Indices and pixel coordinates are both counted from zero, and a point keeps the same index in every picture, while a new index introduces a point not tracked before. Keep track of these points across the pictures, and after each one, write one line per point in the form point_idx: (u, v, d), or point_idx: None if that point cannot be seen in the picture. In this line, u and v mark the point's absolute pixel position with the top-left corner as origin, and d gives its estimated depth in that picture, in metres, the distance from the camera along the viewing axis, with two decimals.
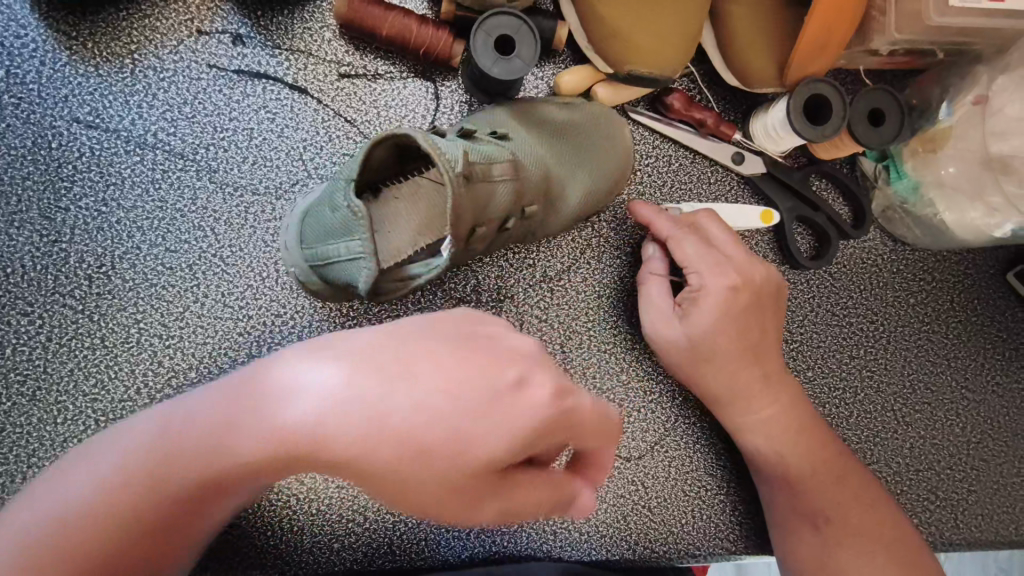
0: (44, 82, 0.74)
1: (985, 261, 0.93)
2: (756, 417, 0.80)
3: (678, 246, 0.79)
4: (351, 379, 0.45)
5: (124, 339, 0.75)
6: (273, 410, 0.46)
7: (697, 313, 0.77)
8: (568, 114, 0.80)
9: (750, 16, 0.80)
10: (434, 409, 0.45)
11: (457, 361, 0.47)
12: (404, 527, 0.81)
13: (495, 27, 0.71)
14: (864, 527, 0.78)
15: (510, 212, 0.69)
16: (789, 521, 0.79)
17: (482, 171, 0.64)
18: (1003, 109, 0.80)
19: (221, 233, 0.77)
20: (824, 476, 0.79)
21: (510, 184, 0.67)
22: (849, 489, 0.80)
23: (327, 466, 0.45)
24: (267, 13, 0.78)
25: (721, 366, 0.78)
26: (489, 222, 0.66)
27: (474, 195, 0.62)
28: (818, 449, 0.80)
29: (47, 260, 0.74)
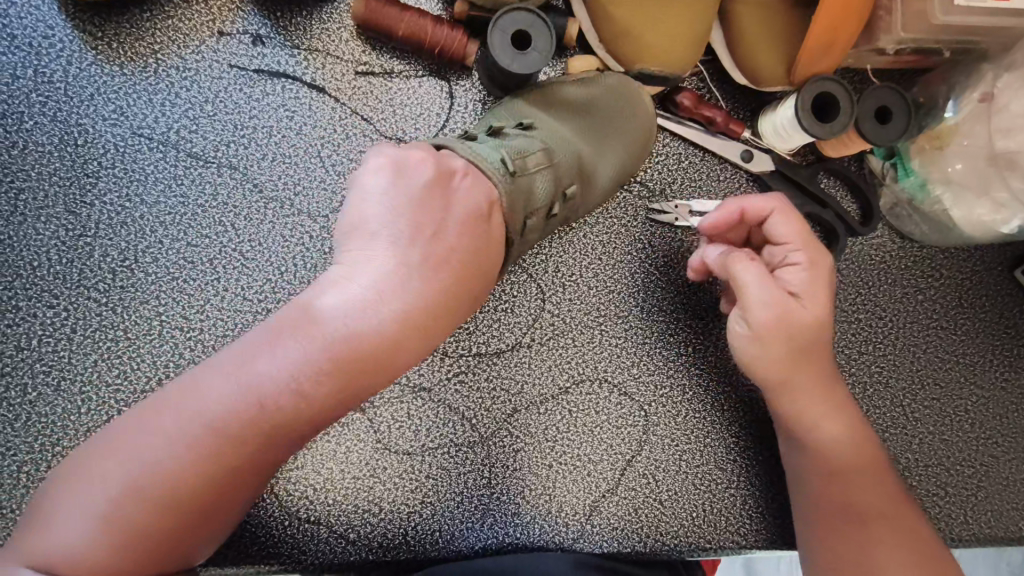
0: (71, 81, 0.76)
1: (992, 258, 0.94)
2: (823, 403, 0.76)
3: (783, 228, 0.74)
4: (178, 417, 0.49)
5: (145, 331, 0.77)
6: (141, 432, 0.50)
7: (794, 309, 0.71)
8: (581, 96, 0.80)
9: (756, 14, 0.81)
10: (351, 312, 0.52)
11: (286, 331, 0.51)
12: (419, 519, 0.83)
13: (510, 23, 0.73)
14: (909, 524, 0.73)
15: (552, 197, 0.71)
16: (816, 522, 0.75)
17: (518, 168, 0.67)
18: (1009, 105, 0.80)
19: (241, 228, 0.79)
20: (869, 469, 0.75)
21: (543, 170, 0.70)
22: (888, 486, 0.75)
23: (299, 413, 0.51)
24: (286, 15, 0.80)
25: (804, 346, 0.73)
26: (537, 212, 0.69)
27: (520, 190, 0.66)
28: (862, 441, 0.77)
29: (72, 254, 0.76)
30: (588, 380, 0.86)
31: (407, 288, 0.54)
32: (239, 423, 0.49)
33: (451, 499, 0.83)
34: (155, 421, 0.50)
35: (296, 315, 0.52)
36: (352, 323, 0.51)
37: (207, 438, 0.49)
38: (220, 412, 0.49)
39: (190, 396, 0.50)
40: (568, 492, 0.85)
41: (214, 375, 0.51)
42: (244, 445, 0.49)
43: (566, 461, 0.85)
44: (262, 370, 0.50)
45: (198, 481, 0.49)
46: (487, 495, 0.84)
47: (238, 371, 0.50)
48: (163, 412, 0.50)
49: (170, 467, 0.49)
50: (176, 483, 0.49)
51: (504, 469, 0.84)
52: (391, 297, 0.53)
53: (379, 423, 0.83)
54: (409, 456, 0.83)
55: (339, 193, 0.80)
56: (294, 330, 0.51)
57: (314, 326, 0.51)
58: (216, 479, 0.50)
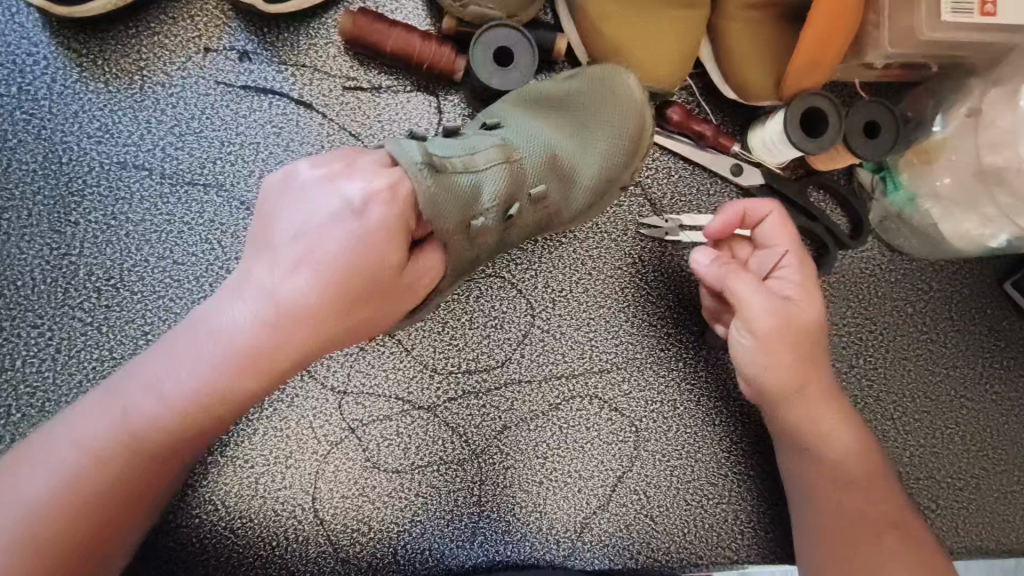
0: (55, 98, 0.76)
1: (981, 270, 0.94)
2: (834, 409, 0.77)
3: (780, 230, 0.77)
4: (101, 417, 0.55)
5: (131, 350, 0.76)
6: (70, 429, 0.56)
7: (802, 311, 0.73)
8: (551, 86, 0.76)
9: (745, 28, 0.81)
10: (257, 314, 0.54)
11: (193, 337, 0.55)
12: (408, 538, 0.82)
13: (494, 38, 0.75)
14: (915, 535, 0.75)
15: (512, 193, 0.66)
16: (822, 532, 0.76)
17: (469, 164, 0.62)
18: (996, 121, 0.79)
19: (228, 246, 0.78)
20: (872, 479, 0.77)
21: (500, 164, 0.64)
22: (888, 496, 0.77)
23: (202, 410, 0.55)
24: (274, 31, 0.79)
25: (815, 352, 0.75)
26: (488, 211, 0.63)
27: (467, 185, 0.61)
28: (864, 450, 0.78)
29: (57, 274, 0.75)
30: (578, 396, 0.86)
31: (302, 286, 0.54)
32: (159, 415, 0.55)
33: (441, 517, 0.83)
34: (82, 417, 0.56)
35: (208, 316, 0.56)
36: (253, 328, 0.54)
37: (123, 437, 0.55)
38: (136, 410, 0.55)
39: (107, 400, 0.55)
40: (558, 509, 0.85)
41: (134, 377, 0.56)
42: (159, 440, 0.55)
43: (557, 478, 0.85)
44: (178, 378, 0.54)
45: (117, 475, 0.55)
46: (478, 513, 0.83)
47: (156, 376, 0.55)
48: (92, 411, 0.55)
49: (88, 461, 0.55)
50: (103, 469, 0.55)
51: (494, 487, 0.84)
52: (291, 294, 0.54)
53: (369, 441, 0.82)
54: (398, 474, 0.82)
55: None
56: (205, 339, 0.55)
57: (222, 330, 0.54)
58: (145, 468, 0.56)
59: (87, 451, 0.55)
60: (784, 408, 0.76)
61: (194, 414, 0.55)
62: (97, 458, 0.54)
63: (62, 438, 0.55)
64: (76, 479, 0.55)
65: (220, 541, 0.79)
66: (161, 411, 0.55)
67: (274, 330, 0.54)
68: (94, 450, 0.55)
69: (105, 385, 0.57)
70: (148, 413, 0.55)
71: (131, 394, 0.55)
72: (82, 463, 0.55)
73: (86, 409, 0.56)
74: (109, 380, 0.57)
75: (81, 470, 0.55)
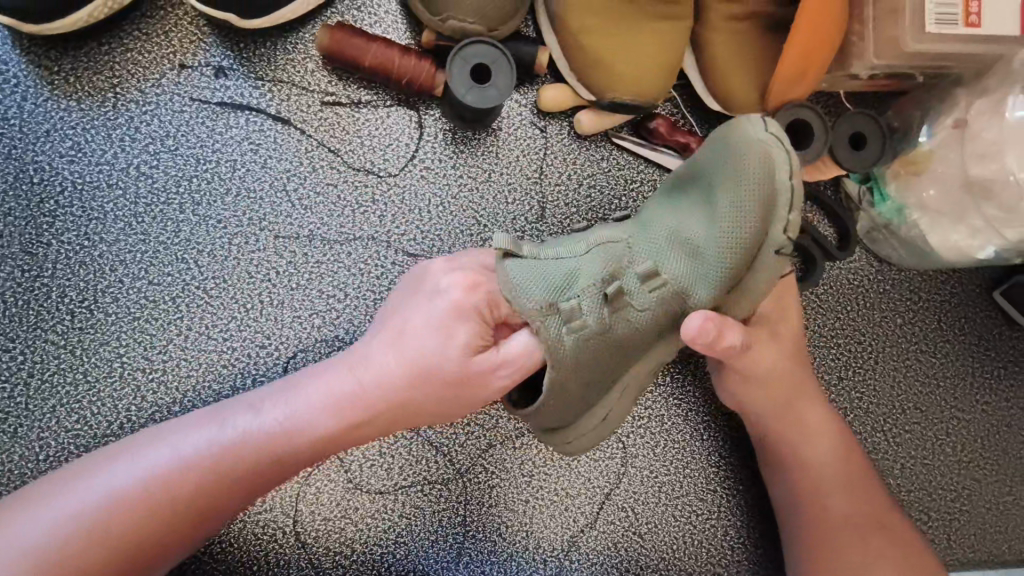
0: (27, 117, 0.74)
1: (970, 280, 0.94)
2: (818, 411, 0.79)
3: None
4: (158, 455, 0.59)
5: (106, 373, 0.75)
6: (121, 463, 0.59)
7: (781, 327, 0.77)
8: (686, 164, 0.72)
9: (729, 40, 0.80)
10: (335, 385, 0.62)
11: (273, 400, 0.62)
12: (392, 559, 0.81)
13: (473, 54, 0.73)
14: (899, 536, 0.76)
15: (611, 274, 0.65)
16: (811, 535, 0.77)
17: (561, 253, 0.66)
18: (982, 132, 0.78)
19: (205, 265, 0.77)
20: (857, 480, 0.78)
21: (602, 246, 0.67)
22: (873, 497, 0.78)
23: (267, 464, 0.61)
24: (250, 46, 0.78)
25: (792, 357, 0.77)
26: (586, 291, 0.64)
27: (584, 272, 0.65)
28: (849, 451, 0.80)
29: (28, 296, 0.74)
30: None
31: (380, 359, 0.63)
32: (218, 463, 0.59)
33: (425, 537, 0.81)
34: (136, 452, 0.60)
35: (292, 383, 0.64)
36: (328, 401, 0.62)
37: (175, 481, 0.58)
38: (198, 456, 0.59)
39: (171, 440, 0.60)
40: (545, 528, 0.83)
41: (201, 426, 0.61)
42: (212, 491, 0.59)
43: (543, 496, 0.84)
44: (247, 432, 0.60)
45: (159, 513, 0.58)
46: (462, 533, 0.82)
47: (227, 427, 0.61)
48: (151, 449, 0.60)
49: (138, 496, 0.57)
50: (144, 507, 0.57)
51: (479, 506, 0.82)
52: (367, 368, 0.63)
53: (351, 461, 0.81)
54: (381, 495, 0.81)
55: (306, 227, 0.79)
56: (276, 406, 0.62)
57: (299, 399, 0.62)
58: (182, 510, 0.58)
59: (137, 483, 0.58)
60: (768, 409, 0.78)
61: (250, 469, 0.60)
62: (136, 497, 0.57)
63: (115, 469, 0.59)
64: (116, 511, 0.57)
65: (199, 566, 0.78)
66: (222, 466, 0.59)
67: (344, 395, 0.62)
68: (142, 487, 0.58)
69: (173, 424, 0.62)
70: (208, 463, 0.59)
71: (196, 439, 0.60)
72: (129, 497, 0.57)
73: (145, 447, 0.60)
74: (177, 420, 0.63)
75: (122, 505, 0.57)
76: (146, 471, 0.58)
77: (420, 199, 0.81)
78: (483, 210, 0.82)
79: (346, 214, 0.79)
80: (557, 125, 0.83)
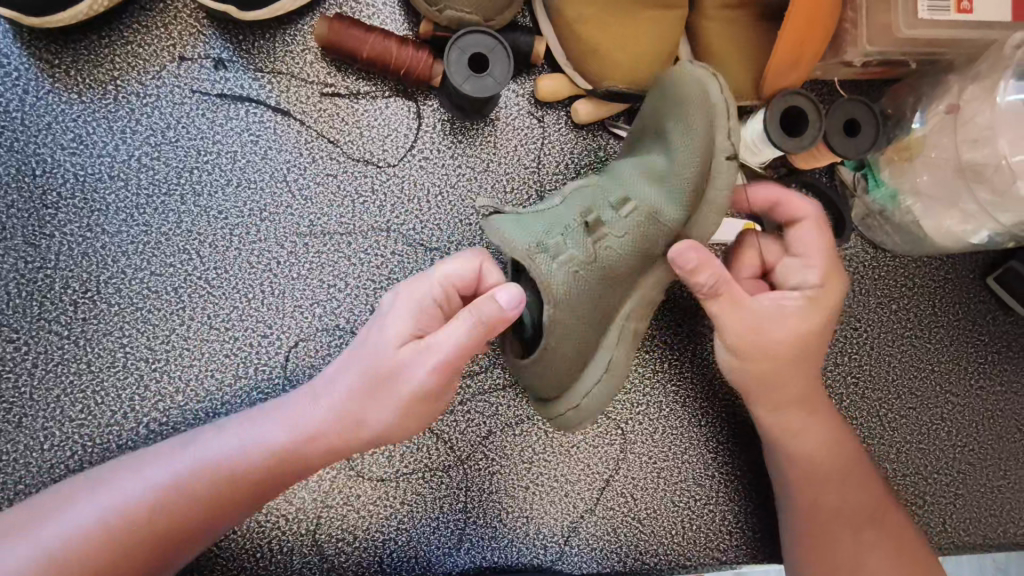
0: (28, 110, 0.75)
1: (965, 266, 0.94)
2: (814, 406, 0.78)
3: (816, 232, 0.74)
4: (121, 487, 0.63)
5: (109, 364, 0.75)
6: (85, 498, 0.62)
7: (812, 319, 0.73)
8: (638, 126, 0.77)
9: (724, 29, 0.81)
10: (288, 417, 0.66)
11: (225, 431, 0.67)
12: (394, 546, 0.82)
13: (470, 44, 0.73)
14: (891, 528, 0.77)
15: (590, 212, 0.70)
16: (804, 521, 0.78)
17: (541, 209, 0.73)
18: (975, 117, 0.79)
19: (206, 256, 0.77)
20: (854, 478, 0.78)
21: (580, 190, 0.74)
22: (870, 492, 0.78)
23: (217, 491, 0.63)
24: (248, 38, 0.79)
25: (808, 355, 0.75)
26: (570, 229, 0.69)
27: (560, 216, 0.71)
28: (846, 447, 0.79)
29: (32, 287, 0.75)
30: None
31: (308, 403, 0.66)
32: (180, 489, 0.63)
33: (427, 524, 0.82)
34: (96, 487, 0.63)
35: (247, 418, 0.68)
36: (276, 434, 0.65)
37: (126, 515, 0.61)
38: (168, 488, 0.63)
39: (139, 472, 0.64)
40: (545, 514, 0.84)
41: (160, 462, 0.65)
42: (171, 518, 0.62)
43: (544, 483, 0.85)
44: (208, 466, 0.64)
45: (116, 544, 0.60)
46: (464, 520, 0.83)
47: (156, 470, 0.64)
48: (113, 486, 0.63)
49: (96, 531, 0.60)
50: (95, 543, 0.59)
51: (481, 493, 0.83)
52: (276, 410, 0.67)
53: (353, 449, 0.81)
54: (383, 482, 0.82)
55: (307, 217, 0.79)
56: (238, 435, 0.66)
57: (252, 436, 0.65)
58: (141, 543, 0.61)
59: (107, 516, 0.60)
60: (770, 406, 0.77)
61: (207, 502, 0.63)
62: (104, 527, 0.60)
63: (75, 510, 0.61)
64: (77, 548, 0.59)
65: (203, 554, 0.79)
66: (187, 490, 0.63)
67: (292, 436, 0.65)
68: (103, 521, 0.60)
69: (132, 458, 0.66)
70: (179, 497, 0.63)
71: (153, 470, 0.64)
72: (101, 529, 0.60)
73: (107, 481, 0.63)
74: (138, 454, 0.67)
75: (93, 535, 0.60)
76: (105, 508, 0.61)
77: (419, 189, 0.82)
78: (481, 199, 0.83)
79: (345, 204, 0.80)
80: (554, 115, 0.84)
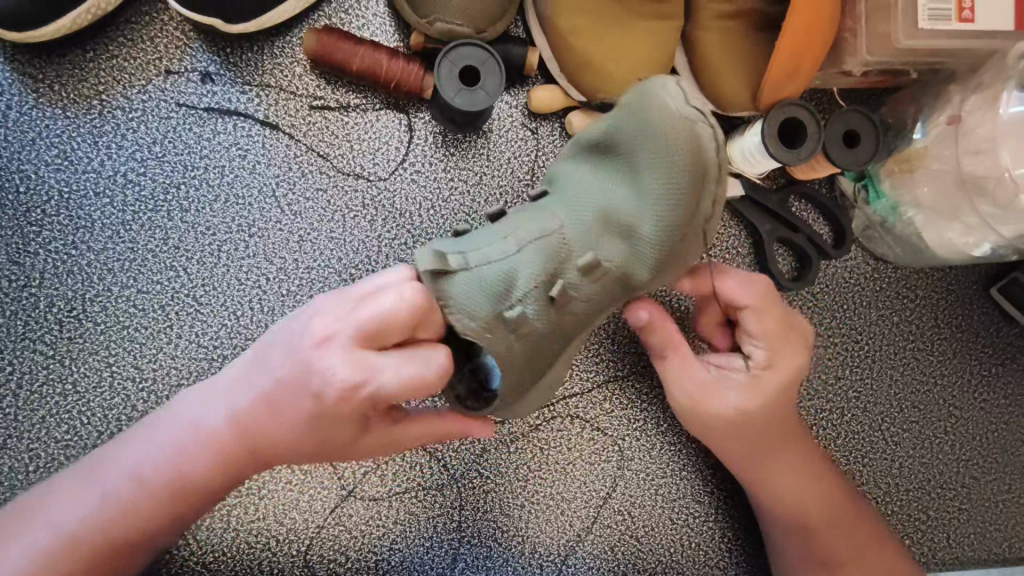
0: (11, 126, 0.74)
1: (968, 276, 0.93)
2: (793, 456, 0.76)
3: (757, 318, 0.71)
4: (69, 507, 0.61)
5: (96, 384, 0.74)
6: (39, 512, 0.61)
7: (766, 385, 0.72)
8: (609, 120, 0.64)
9: (721, 38, 0.79)
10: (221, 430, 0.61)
11: (160, 435, 0.63)
12: (388, 566, 0.80)
13: (462, 56, 0.72)
14: (879, 567, 0.76)
15: (551, 274, 0.62)
16: (808, 566, 0.77)
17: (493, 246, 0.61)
18: (976, 128, 0.77)
19: (194, 272, 0.76)
20: (837, 522, 0.76)
21: (537, 241, 0.62)
22: (858, 534, 0.77)
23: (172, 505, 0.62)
24: (236, 50, 0.77)
25: (774, 418, 0.73)
26: (529, 296, 0.61)
27: (520, 256, 0.61)
28: (832, 494, 0.77)
29: (17, 306, 0.73)
30: (559, 416, 0.84)
31: (238, 406, 0.61)
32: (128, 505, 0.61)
33: (421, 544, 0.81)
34: (52, 500, 0.62)
35: (181, 420, 0.63)
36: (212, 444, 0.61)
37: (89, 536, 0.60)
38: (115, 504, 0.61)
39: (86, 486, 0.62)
40: (542, 533, 0.83)
41: (105, 473, 0.62)
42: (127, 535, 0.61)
43: (539, 501, 0.83)
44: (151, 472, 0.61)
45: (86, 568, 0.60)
46: (459, 539, 0.82)
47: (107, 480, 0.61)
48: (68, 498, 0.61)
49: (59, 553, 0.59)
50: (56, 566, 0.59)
51: (476, 513, 0.82)
52: (211, 417, 0.62)
53: (345, 468, 0.80)
54: (376, 502, 0.80)
55: (296, 232, 0.78)
56: (175, 440, 0.62)
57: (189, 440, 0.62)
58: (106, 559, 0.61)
59: (61, 537, 0.59)
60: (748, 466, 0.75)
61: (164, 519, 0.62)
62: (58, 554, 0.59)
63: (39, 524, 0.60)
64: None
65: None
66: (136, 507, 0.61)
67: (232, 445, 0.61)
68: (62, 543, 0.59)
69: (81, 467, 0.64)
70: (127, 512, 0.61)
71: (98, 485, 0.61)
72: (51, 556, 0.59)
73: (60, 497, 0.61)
74: (83, 465, 0.64)
75: (49, 559, 0.59)
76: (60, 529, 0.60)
77: (412, 203, 0.80)
78: (475, 213, 0.81)
79: (335, 219, 0.79)
80: (549, 126, 0.83)
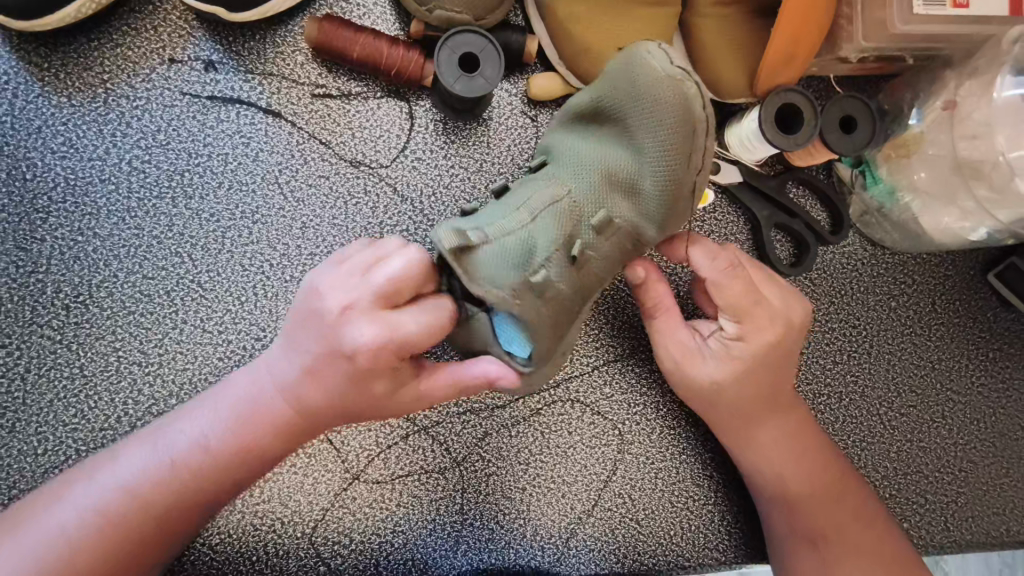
0: (17, 114, 0.75)
1: (965, 262, 0.93)
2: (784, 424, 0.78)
3: (719, 292, 0.73)
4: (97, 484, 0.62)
5: (102, 368, 0.75)
6: (68, 492, 0.63)
7: (738, 353, 0.74)
8: (595, 89, 0.67)
9: (718, 25, 0.80)
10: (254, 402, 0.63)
11: (192, 413, 0.65)
12: (391, 548, 0.81)
13: (462, 43, 0.73)
14: (865, 544, 0.76)
15: (569, 234, 0.63)
16: (796, 540, 0.78)
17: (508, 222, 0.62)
18: (971, 113, 0.78)
19: (198, 258, 0.77)
20: (823, 497, 0.78)
21: (549, 209, 0.63)
22: (846, 510, 0.78)
23: (202, 478, 0.63)
24: (239, 39, 0.78)
25: (762, 383, 0.75)
26: (552, 261, 0.62)
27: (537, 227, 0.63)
28: (822, 470, 0.78)
29: (24, 292, 0.74)
30: (559, 400, 0.85)
31: (270, 378, 0.63)
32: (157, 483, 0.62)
33: (424, 526, 0.82)
34: (81, 479, 0.63)
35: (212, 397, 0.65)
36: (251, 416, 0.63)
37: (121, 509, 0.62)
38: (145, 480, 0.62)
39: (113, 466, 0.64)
40: (543, 516, 0.84)
41: (134, 453, 0.64)
42: (156, 512, 0.63)
43: (540, 484, 0.84)
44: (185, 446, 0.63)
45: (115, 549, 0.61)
46: (461, 521, 0.83)
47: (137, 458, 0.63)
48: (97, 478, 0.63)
49: (90, 529, 0.61)
50: (86, 543, 0.60)
51: (478, 496, 0.83)
52: (244, 392, 0.64)
53: (348, 452, 0.81)
54: (379, 485, 0.81)
55: (299, 219, 0.79)
56: (208, 416, 0.65)
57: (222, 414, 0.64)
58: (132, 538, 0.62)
59: (89, 514, 0.61)
60: (738, 432, 0.78)
61: (195, 495, 0.64)
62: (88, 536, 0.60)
63: (66, 504, 0.62)
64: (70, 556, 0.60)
65: (198, 557, 0.79)
66: (166, 483, 0.63)
67: (264, 417, 0.63)
68: (91, 520, 0.61)
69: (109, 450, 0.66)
70: (157, 488, 0.63)
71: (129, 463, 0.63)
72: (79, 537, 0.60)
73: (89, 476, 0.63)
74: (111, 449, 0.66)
75: (78, 540, 0.60)
76: (90, 507, 0.61)
77: (413, 189, 0.81)
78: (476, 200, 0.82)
79: (338, 206, 0.80)
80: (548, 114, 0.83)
